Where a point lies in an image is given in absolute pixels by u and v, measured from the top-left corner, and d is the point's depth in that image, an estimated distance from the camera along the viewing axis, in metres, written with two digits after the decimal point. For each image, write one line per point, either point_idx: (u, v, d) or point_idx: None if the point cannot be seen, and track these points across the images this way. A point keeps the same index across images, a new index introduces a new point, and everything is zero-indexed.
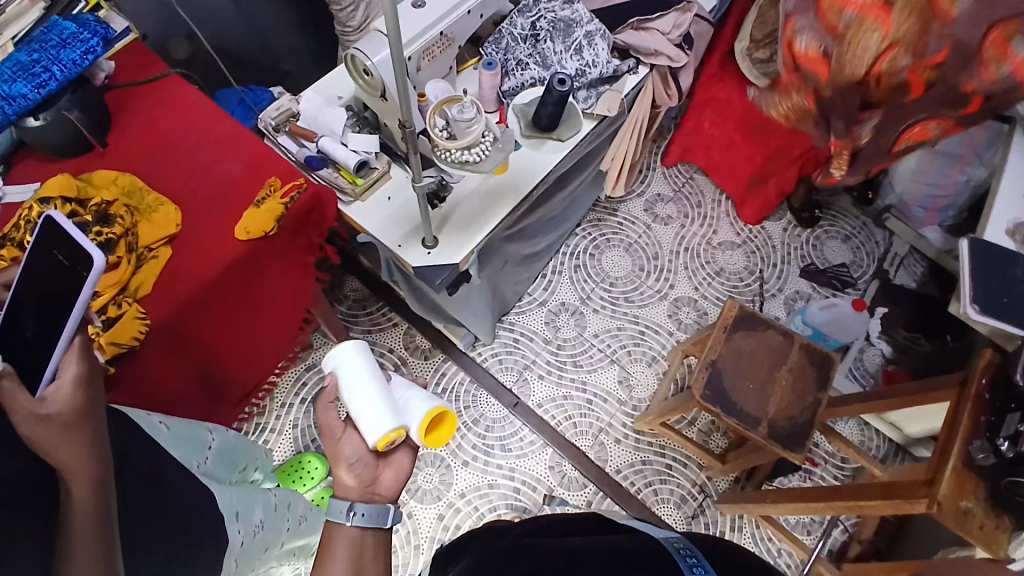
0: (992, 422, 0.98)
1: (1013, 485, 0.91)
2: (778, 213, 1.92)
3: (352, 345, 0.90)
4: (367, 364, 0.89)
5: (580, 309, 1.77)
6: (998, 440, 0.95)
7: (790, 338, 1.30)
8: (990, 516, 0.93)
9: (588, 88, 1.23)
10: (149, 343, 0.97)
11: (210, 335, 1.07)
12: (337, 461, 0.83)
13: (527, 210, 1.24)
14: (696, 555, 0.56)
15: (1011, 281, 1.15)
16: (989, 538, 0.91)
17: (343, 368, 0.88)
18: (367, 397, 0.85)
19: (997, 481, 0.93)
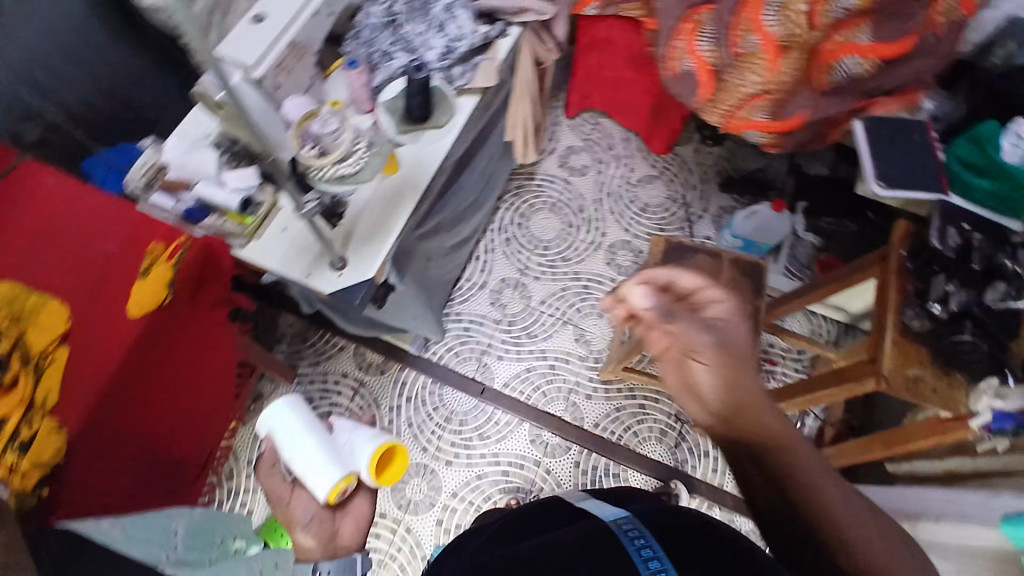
0: (920, 288, 1.01)
1: (955, 342, 0.96)
2: (687, 136, 1.94)
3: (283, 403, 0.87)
4: (302, 419, 0.86)
5: (522, 281, 1.75)
6: (930, 304, 0.99)
7: (719, 257, 1.33)
8: (939, 378, 0.98)
9: (461, 63, 1.15)
10: (80, 450, 0.90)
11: (141, 421, 1.01)
12: (291, 523, 0.82)
13: (435, 201, 1.20)
14: (640, 529, 0.56)
15: (908, 150, 1.16)
16: (943, 397, 0.97)
17: (278, 430, 0.86)
18: (308, 453, 0.82)
19: (940, 341, 0.98)
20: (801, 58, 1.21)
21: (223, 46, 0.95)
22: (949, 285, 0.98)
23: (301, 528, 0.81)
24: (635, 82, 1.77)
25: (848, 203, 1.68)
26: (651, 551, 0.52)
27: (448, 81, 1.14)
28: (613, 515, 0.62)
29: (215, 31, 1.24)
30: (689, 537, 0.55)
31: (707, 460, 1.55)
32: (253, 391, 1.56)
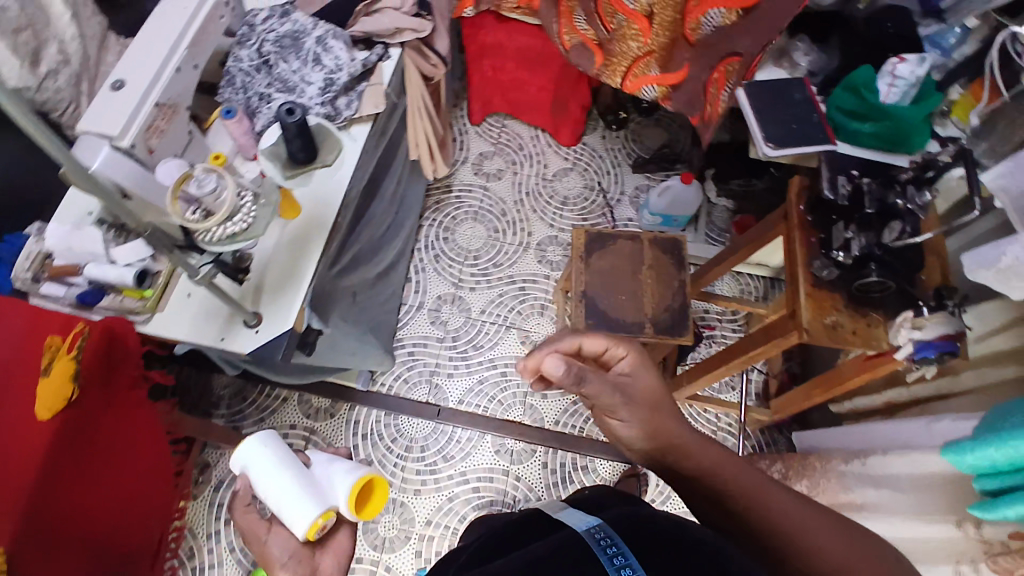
0: (823, 238, 1.02)
1: (863, 287, 0.97)
2: (592, 125, 1.98)
3: (258, 437, 0.85)
4: (277, 455, 0.84)
5: (458, 294, 1.74)
6: (834, 253, 0.99)
7: (638, 240, 1.37)
8: (858, 319, 0.99)
9: (345, 93, 1.14)
10: (21, 570, 0.83)
11: (84, 523, 0.93)
12: (267, 566, 0.75)
13: (346, 236, 1.17)
14: (610, 535, 0.55)
15: (792, 107, 1.20)
16: (865, 337, 0.98)
17: (254, 466, 0.83)
18: (286, 489, 0.80)
19: (850, 287, 0.99)
20: (672, 15, 1.27)
21: (86, 121, 0.91)
22: (851, 231, 0.97)
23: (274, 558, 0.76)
24: (530, 81, 1.81)
25: (751, 163, 1.75)
26: (622, 559, 0.51)
27: (334, 114, 1.12)
28: (585, 523, 0.59)
29: (84, 100, 1.18)
30: (660, 539, 0.55)
31: None
32: (199, 463, 1.49)
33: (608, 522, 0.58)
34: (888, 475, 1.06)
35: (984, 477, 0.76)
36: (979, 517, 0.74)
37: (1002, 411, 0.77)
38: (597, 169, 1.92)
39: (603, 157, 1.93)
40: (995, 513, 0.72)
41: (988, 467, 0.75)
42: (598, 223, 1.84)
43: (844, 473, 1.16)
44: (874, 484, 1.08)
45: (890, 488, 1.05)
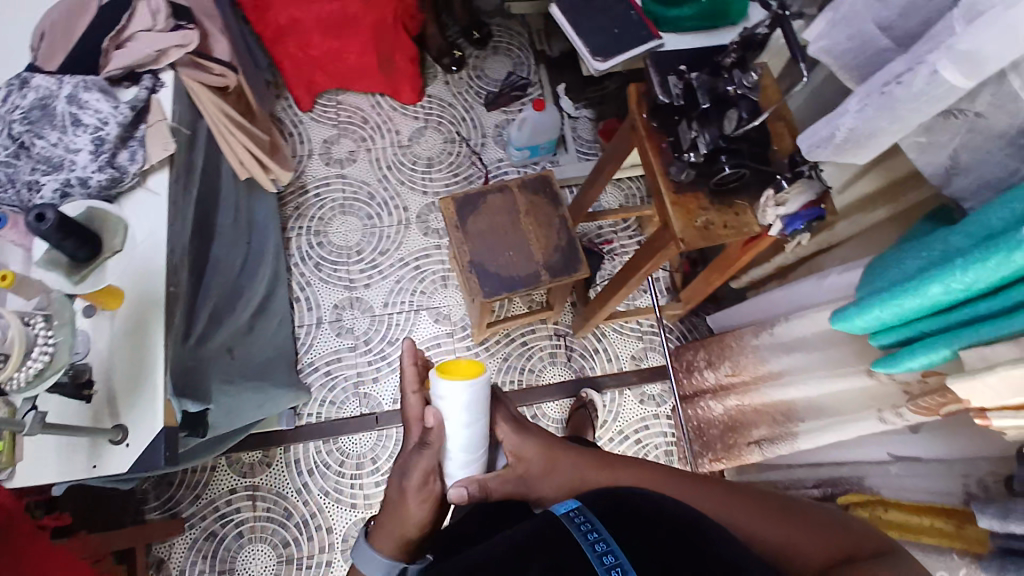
0: (674, 141, 0.99)
1: (719, 181, 0.97)
2: (430, 74, 1.85)
3: (467, 384, 0.70)
4: (475, 403, 0.72)
5: (355, 295, 1.64)
6: (685, 155, 0.96)
7: (507, 189, 1.31)
8: (725, 211, 0.99)
9: (126, 145, 0.98)
10: None
11: None
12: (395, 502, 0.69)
13: (191, 298, 1.05)
14: (591, 518, 0.48)
15: (606, 10, 1.13)
16: (736, 226, 0.98)
17: (449, 401, 0.71)
18: (464, 441, 0.72)
19: (709, 184, 0.98)
20: None
21: None
22: (694, 128, 0.94)
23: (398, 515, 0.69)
24: (346, 49, 1.63)
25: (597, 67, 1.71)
26: (605, 546, 0.44)
27: (121, 174, 0.96)
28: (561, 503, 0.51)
29: None
30: (652, 524, 0.47)
31: (600, 355, 1.61)
32: (152, 562, 1.41)
33: (588, 503, 0.51)
34: (796, 339, 1.11)
35: (881, 334, 0.79)
36: (881, 373, 0.78)
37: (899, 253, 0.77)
38: (452, 119, 1.82)
39: (454, 105, 1.83)
40: (897, 367, 0.75)
41: (880, 326, 0.77)
42: (471, 174, 1.77)
43: (757, 347, 1.22)
44: (786, 350, 1.14)
45: (801, 350, 1.11)
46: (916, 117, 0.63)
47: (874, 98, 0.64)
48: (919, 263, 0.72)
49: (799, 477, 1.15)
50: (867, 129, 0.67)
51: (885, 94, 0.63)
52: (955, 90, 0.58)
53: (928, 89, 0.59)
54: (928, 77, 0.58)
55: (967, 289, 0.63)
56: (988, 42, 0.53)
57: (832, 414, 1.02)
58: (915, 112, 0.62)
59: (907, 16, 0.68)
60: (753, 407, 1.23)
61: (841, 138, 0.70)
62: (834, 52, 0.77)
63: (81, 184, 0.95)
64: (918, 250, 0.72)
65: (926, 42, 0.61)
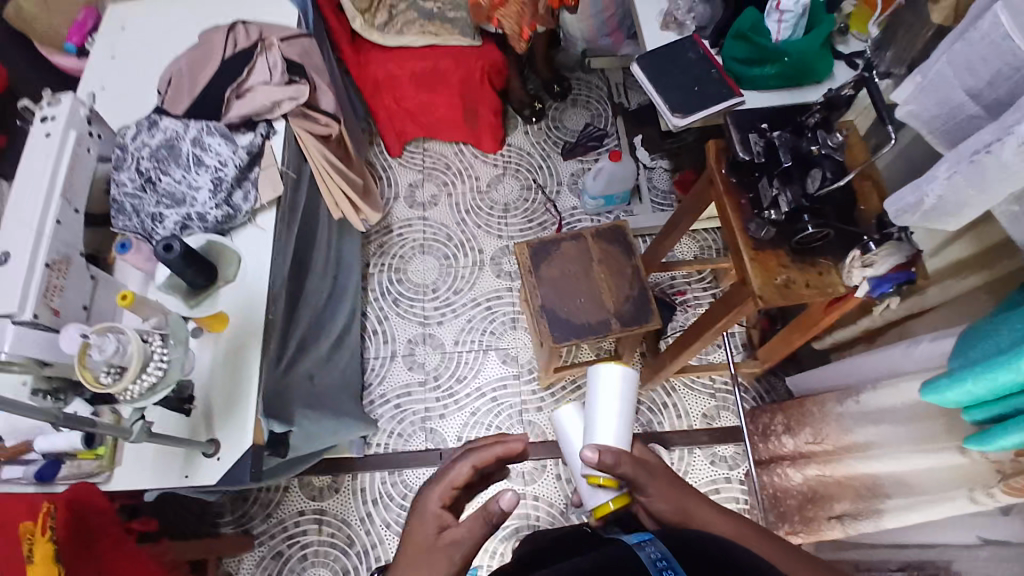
0: (753, 197, 0.99)
1: (803, 238, 0.95)
2: (513, 124, 1.95)
3: (622, 370, 0.95)
4: (625, 392, 0.92)
5: (428, 331, 1.71)
6: (766, 213, 0.95)
7: (581, 238, 1.35)
8: (809, 270, 0.96)
9: (240, 186, 1.10)
10: None
11: None
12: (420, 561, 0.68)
13: (284, 327, 1.14)
14: (667, 556, 0.48)
15: (686, 69, 1.15)
16: (821, 285, 0.95)
17: (608, 382, 0.92)
18: (608, 415, 0.90)
19: (792, 242, 0.96)
20: None
21: None
22: (777, 184, 0.93)
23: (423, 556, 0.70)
24: (435, 102, 1.71)
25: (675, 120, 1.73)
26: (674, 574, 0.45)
27: (234, 211, 1.08)
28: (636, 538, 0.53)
29: None
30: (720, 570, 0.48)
31: (669, 409, 1.57)
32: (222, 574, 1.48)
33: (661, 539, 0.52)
34: (883, 409, 1.05)
35: (972, 409, 0.74)
36: (972, 452, 0.73)
37: (993, 324, 0.73)
38: (530, 167, 1.90)
39: (533, 154, 1.91)
40: (988, 445, 0.71)
41: (972, 401, 0.72)
42: (544, 221, 1.83)
43: (841, 415, 1.16)
44: (871, 420, 1.07)
45: (889, 422, 1.04)
46: (1008, 186, 0.61)
47: (962, 166, 0.63)
48: (1008, 337, 0.68)
49: (885, 558, 1.07)
50: (955, 195, 0.65)
51: (973, 163, 0.61)
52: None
53: (1018, 159, 0.57)
54: (1018, 148, 0.57)
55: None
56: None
57: (923, 493, 0.94)
58: (1006, 181, 0.60)
59: (995, 84, 0.66)
60: (834, 479, 1.15)
61: (928, 205, 0.69)
62: (923, 118, 0.75)
63: (200, 220, 1.07)
64: (1010, 324, 0.69)
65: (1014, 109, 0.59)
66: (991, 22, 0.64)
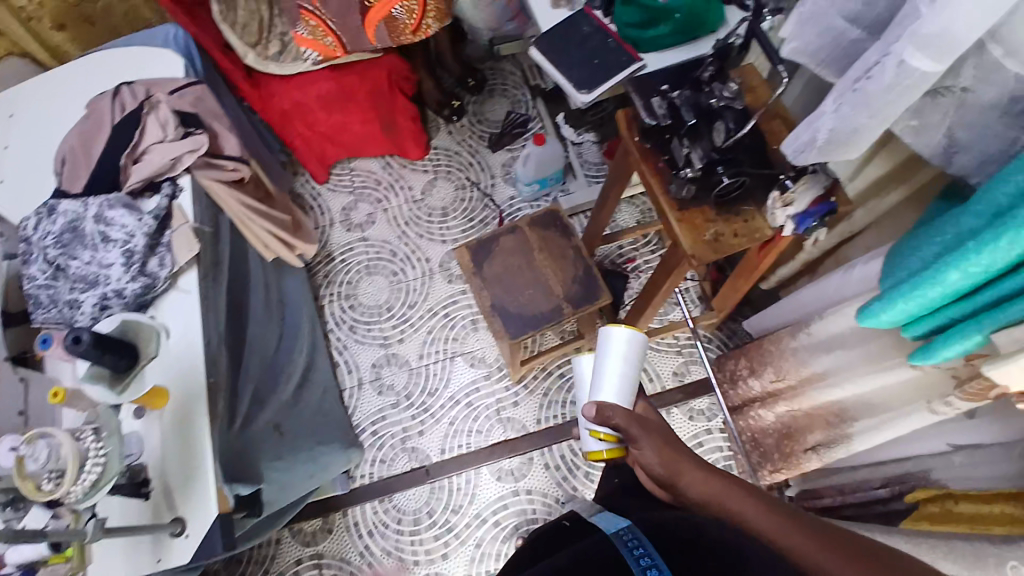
0: (669, 159, 0.99)
1: (722, 191, 0.95)
2: (435, 127, 1.93)
3: (631, 333, 0.92)
4: (632, 351, 0.92)
5: (391, 351, 1.68)
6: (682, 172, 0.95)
7: (517, 229, 1.34)
8: (735, 219, 0.97)
9: (153, 254, 1.05)
10: None
11: None
12: None
13: (230, 385, 1.11)
14: (638, 535, 0.55)
15: (586, 43, 1.14)
16: (749, 232, 0.96)
17: (612, 342, 0.93)
18: (611, 375, 0.91)
19: (712, 196, 0.96)
20: None
21: None
22: (686, 145, 0.93)
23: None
24: (350, 121, 1.67)
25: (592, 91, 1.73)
26: (648, 557, 0.52)
27: (153, 280, 1.04)
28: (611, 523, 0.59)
29: None
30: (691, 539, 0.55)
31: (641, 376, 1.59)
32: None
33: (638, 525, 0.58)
34: (835, 336, 1.07)
35: (909, 327, 0.75)
36: (918, 367, 0.76)
37: (915, 239, 0.73)
38: (461, 166, 1.88)
39: (461, 152, 1.89)
40: (931, 358, 0.73)
41: (907, 319, 0.74)
42: (485, 217, 1.81)
43: (796, 349, 1.18)
44: (824, 349, 1.10)
45: (842, 348, 1.07)
46: (892, 109, 0.62)
47: (848, 96, 0.64)
48: (934, 250, 0.69)
49: (863, 477, 1.11)
50: (845, 125, 0.66)
51: (858, 91, 0.62)
52: (931, 73, 0.56)
53: (900, 80, 0.58)
54: (897, 68, 0.57)
55: (986, 271, 0.60)
56: (958, 19, 0.51)
57: (888, 411, 0.98)
58: (889, 104, 0.60)
59: (873, 2, 0.65)
60: (804, 412, 1.17)
61: (822, 143, 0.69)
62: (808, 53, 0.73)
63: (117, 297, 1.03)
64: (933, 237, 0.69)
65: (896, 26, 0.59)
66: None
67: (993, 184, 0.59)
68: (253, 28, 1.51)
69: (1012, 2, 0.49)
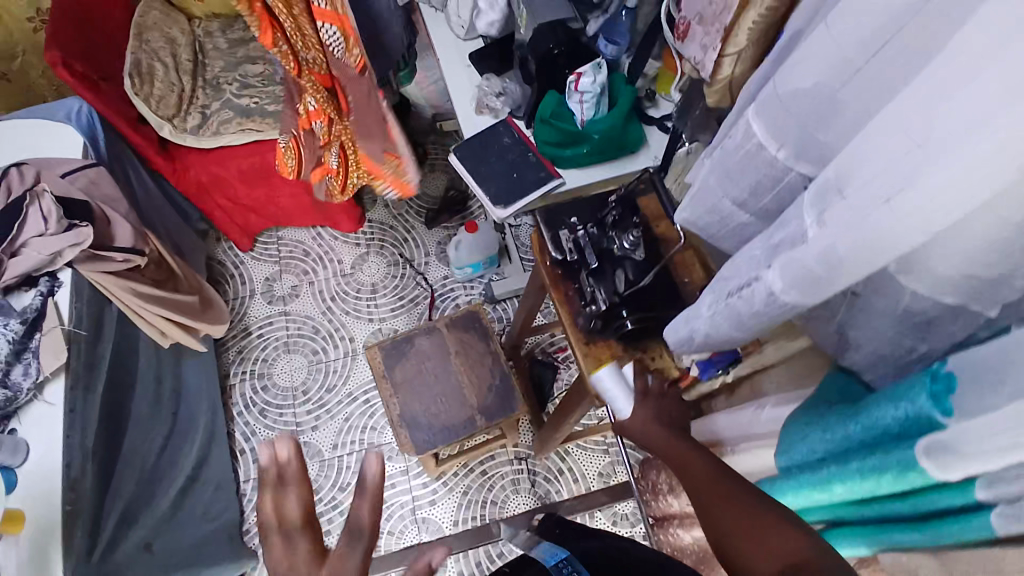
0: (578, 288, 0.96)
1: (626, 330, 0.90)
2: (371, 199, 1.87)
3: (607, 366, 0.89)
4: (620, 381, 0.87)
5: (303, 439, 1.58)
6: (588, 305, 0.92)
7: (435, 329, 1.28)
8: (642, 353, 0.92)
9: (14, 360, 0.96)
10: None
11: None
12: None
13: (92, 508, 1.01)
14: None
15: (504, 155, 1.16)
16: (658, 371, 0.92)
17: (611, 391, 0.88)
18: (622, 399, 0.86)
19: (616, 334, 0.91)
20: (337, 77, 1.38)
21: None
22: (592, 281, 0.92)
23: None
24: (276, 194, 1.61)
25: None
26: None
27: (14, 392, 0.95)
28: None
29: None
30: None
31: (565, 475, 1.53)
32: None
33: None
34: None
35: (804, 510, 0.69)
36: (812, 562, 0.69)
37: (802, 413, 0.67)
38: (395, 241, 1.82)
39: (396, 226, 1.83)
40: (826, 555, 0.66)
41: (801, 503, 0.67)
42: (416, 295, 1.75)
43: None
44: None
45: None
46: (764, 326, 0.59)
47: (721, 307, 0.61)
48: (823, 449, 0.61)
49: None
50: (718, 334, 0.64)
51: (729, 307, 0.59)
52: (800, 305, 0.52)
53: (769, 307, 0.54)
54: (767, 296, 0.54)
55: (874, 492, 0.54)
56: (841, 262, 0.45)
57: None
58: (759, 325, 0.57)
59: (758, 194, 0.61)
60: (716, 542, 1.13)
61: (699, 340, 0.68)
62: (699, 224, 0.70)
63: None
64: (818, 426, 0.62)
65: (782, 226, 0.53)
66: (744, 132, 0.58)
67: (887, 402, 0.51)
68: (172, 100, 1.47)
69: (897, 249, 0.41)
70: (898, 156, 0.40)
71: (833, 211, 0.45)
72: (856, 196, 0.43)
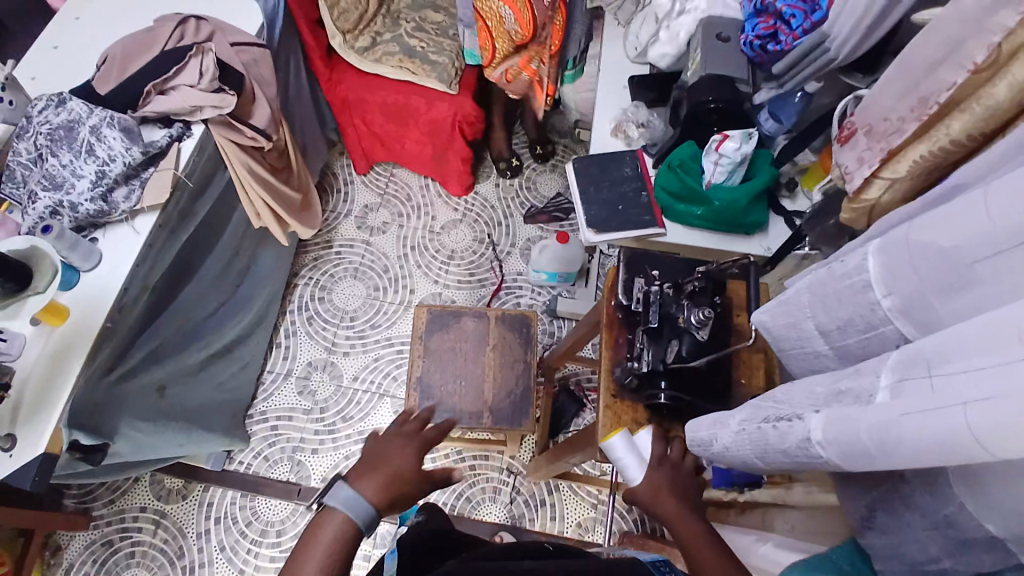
0: (630, 340, 0.92)
1: (655, 403, 0.86)
2: (485, 173, 1.90)
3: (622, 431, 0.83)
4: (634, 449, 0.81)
5: (330, 360, 1.64)
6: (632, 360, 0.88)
7: (483, 317, 1.28)
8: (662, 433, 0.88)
9: (125, 182, 1.07)
10: None
11: None
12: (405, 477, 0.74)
13: (130, 333, 1.11)
14: None
15: (618, 185, 1.15)
16: None
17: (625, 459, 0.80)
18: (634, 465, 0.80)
19: (645, 401, 0.87)
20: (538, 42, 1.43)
21: None
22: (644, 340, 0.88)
23: (357, 486, 0.71)
24: (406, 134, 1.69)
25: None
26: None
27: (109, 209, 1.05)
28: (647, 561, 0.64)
29: None
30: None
31: (544, 509, 1.49)
32: (50, 545, 1.44)
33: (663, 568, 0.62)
34: None
35: None
36: None
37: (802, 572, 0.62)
38: (490, 220, 1.84)
39: (497, 207, 1.86)
40: None
41: None
42: (485, 278, 1.76)
43: None
44: None
45: None
46: (788, 467, 0.53)
47: (753, 427, 0.56)
48: None
49: None
50: (738, 451, 0.59)
51: (760, 431, 0.55)
52: (833, 465, 0.47)
53: (803, 451, 0.49)
54: (803, 438, 0.49)
55: None
56: (894, 447, 0.40)
57: None
58: (782, 462, 0.53)
59: (845, 332, 0.55)
60: None
61: (716, 449, 0.64)
62: (771, 333, 0.65)
63: (70, 210, 1.04)
64: None
65: (854, 373, 0.48)
66: (858, 261, 0.52)
67: None
68: (352, 17, 1.54)
69: (964, 457, 0.36)
70: (1007, 365, 0.34)
71: (915, 388, 0.40)
72: (940, 383, 0.38)
